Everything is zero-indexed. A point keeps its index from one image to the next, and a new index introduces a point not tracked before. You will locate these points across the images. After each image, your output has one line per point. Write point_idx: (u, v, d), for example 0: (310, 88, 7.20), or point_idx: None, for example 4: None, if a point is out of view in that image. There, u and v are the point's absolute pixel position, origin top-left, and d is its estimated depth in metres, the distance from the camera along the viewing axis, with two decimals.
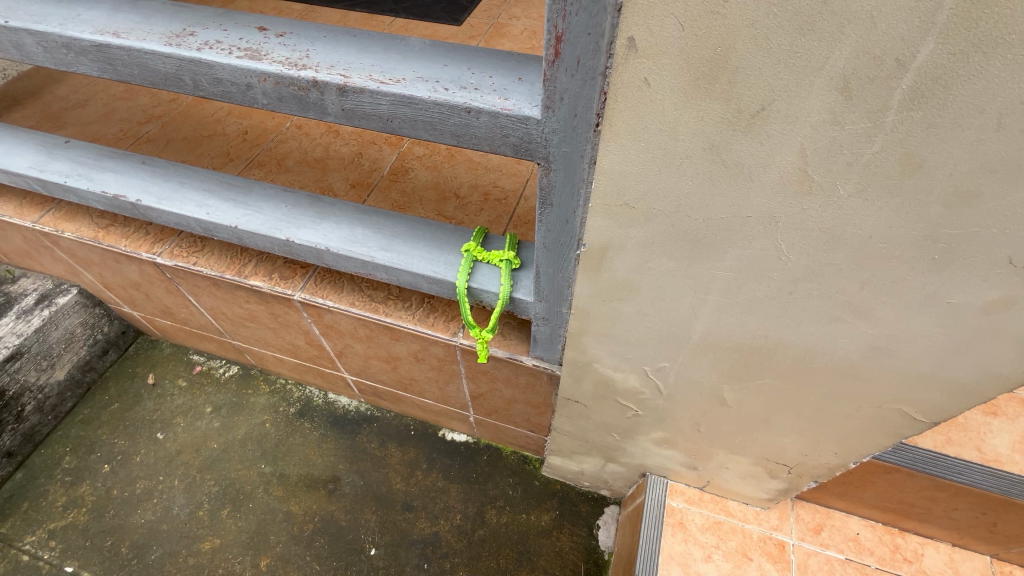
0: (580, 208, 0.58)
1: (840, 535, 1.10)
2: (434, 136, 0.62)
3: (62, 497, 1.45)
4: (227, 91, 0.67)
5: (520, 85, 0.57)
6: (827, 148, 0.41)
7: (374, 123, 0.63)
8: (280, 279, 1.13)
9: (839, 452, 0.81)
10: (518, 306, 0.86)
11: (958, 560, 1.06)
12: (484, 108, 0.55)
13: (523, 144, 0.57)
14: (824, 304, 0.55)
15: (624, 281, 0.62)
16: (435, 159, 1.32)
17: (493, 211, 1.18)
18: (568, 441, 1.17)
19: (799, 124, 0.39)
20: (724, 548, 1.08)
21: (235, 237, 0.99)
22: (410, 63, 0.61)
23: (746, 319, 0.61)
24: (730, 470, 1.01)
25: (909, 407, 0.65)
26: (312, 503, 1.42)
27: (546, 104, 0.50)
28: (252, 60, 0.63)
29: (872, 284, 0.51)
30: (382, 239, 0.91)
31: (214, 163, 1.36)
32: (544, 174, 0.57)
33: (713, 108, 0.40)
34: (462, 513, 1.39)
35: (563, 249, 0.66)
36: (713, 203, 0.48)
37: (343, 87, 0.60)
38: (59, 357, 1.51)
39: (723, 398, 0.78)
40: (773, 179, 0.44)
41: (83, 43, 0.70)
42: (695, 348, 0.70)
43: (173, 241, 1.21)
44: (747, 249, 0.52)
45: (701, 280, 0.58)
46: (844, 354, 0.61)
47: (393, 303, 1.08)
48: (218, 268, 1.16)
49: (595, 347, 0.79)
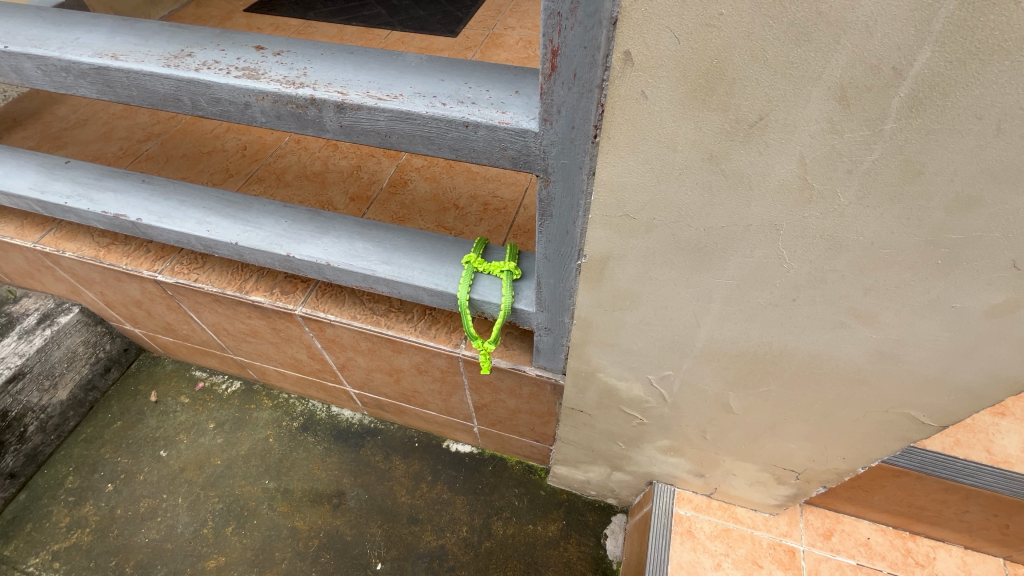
0: (581, 219, 0.58)
1: (851, 540, 1.08)
2: (433, 150, 0.62)
3: (66, 517, 1.44)
4: (226, 110, 0.67)
5: (518, 98, 0.57)
6: (826, 157, 0.40)
7: (373, 139, 0.63)
8: (281, 293, 1.13)
9: (847, 458, 0.81)
10: (520, 316, 0.86)
11: (971, 562, 1.05)
12: (482, 122, 0.56)
13: (521, 157, 0.57)
14: (828, 311, 0.55)
15: (627, 291, 0.62)
16: (433, 170, 1.33)
17: (492, 221, 1.19)
18: (573, 450, 1.16)
19: (798, 133, 0.39)
20: (733, 556, 1.07)
21: (236, 253, 0.99)
22: (407, 79, 0.62)
23: (749, 327, 0.61)
24: (738, 478, 1.00)
25: (917, 411, 0.65)
26: (316, 518, 1.41)
27: (544, 117, 0.50)
28: (249, 79, 0.63)
29: (876, 289, 0.50)
30: (384, 252, 0.91)
31: (214, 179, 1.37)
32: (543, 186, 0.57)
33: (711, 119, 0.40)
34: (468, 525, 1.38)
35: (564, 260, 0.66)
36: (714, 212, 0.48)
37: (341, 104, 0.60)
38: (61, 377, 1.51)
39: (729, 405, 0.78)
40: (774, 187, 0.44)
41: (82, 66, 0.70)
42: (699, 356, 0.69)
43: (174, 258, 1.21)
44: (748, 257, 0.52)
45: (703, 289, 0.58)
46: (850, 360, 0.61)
47: (395, 316, 1.08)
48: (219, 284, 1.16)
49: (600, 357, 0.78)
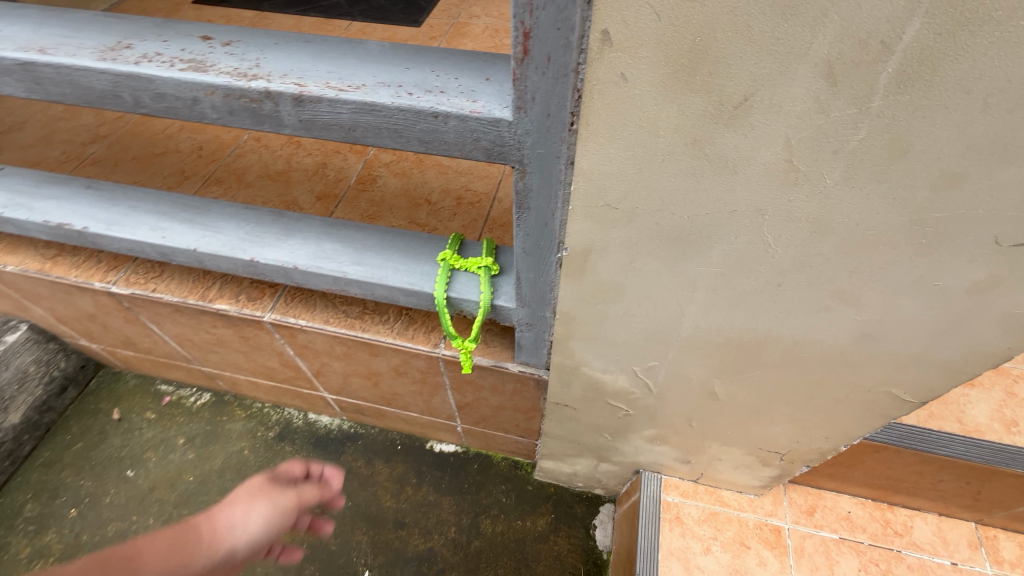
0: (559, 210, 0.56)
1: (833, 515, 1.11)
2: (401, 144, 0.58)
3: (26, 548, 1.36)
4: (172, 106, 0.62)
5: (488, 85, 0.54)
6: (813, 138, 0.39)
7: (336, 133, 0.59)
8: (248, 300, 1.07)
9: (831, 438, 0.81)
10: (500, 313, 0.83)
11: (946, 528, 1.08)
12: (452, 112, 0.53)
13: (495, 147, 0.54)
14: (812, 294, 0.54)
15: (609, 283, 0.60)
16: (403, 165, 1.28)
17: (467, 215, 1.16)
18: (559, 444, 1.15)
19: (783, 113, 0.38)
20: (721, 539, 1.08)
21: (196, 260, 0.93)
22: (369, 68, 0.58)
23: (734, 314, 0.60)
24: (723, 462, 1.01)
25: (898, 389, 0.65)
26: (298, 529, 1.36)
27: (517, 105, 0.47)
28: (196, 72, 0.59)
29: (860, 271, 0.50)
30: (354, 253, 0.87)
31: (169, 182, 1.29)
32: (519, 178, 0.55)
33: (694, 101, 0.39)
34: (456, 525, 1.36)
35: (543, 253, 0.63)
36: (698, 198, 0.46)
37: (299, 97, 0.56)
38: (12, 399, 1.41)
39: (714, 392, 0.77)
40: (759, 171, 0.43)
41: (6, 61, 0.64)
42: (684, 345, 0.68)
43: (129, 268, 1.14)
44: (733, 244, 0.50)
45: (688, 278, 0.56)
46: (833, 342, 0.60)
47: (370, 318, 1.04)
48: (180, 294, 1.09)
49: (583, 351, 0.76)
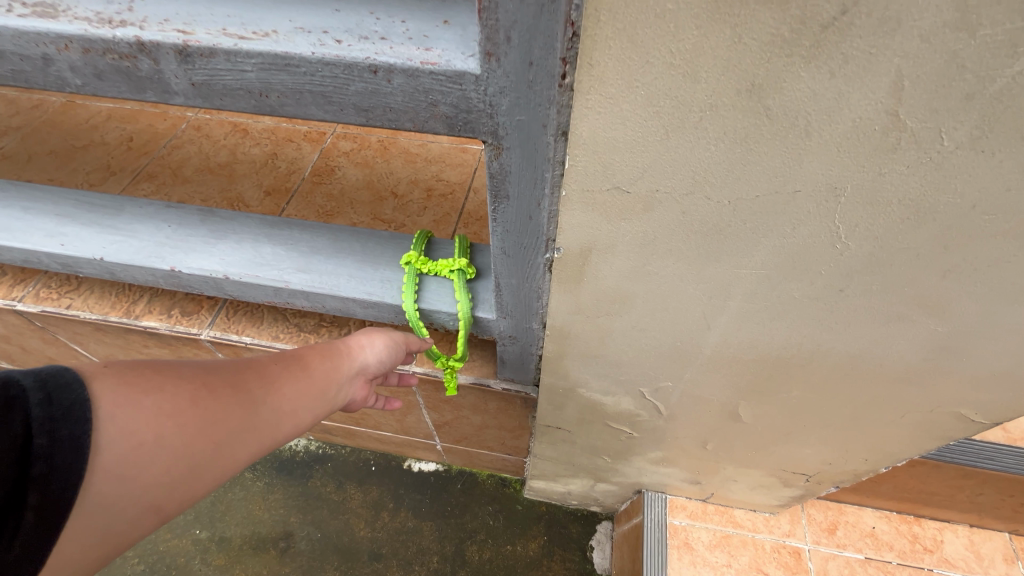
0: (548, 200, 0.40)
1: (856, 532, 1.00)
2: (333, 113, 0.43)
3: None
4: (21, 69, 0.46)
5: (446, 29, 0.39)
6: (939, 73, 0.25)
7: (244, 101, 0.44)
8: (182, 315, 0.91)
9: (871, 459, 0.69)
10: (478, 325, 0.69)
11: (978, 542, 0.98)
12: (396, 64, 0.38)
13: (459, 113, 0.39)
14: (885, 302, 0.41)
15: (615, 291, 0.46)
16: (365, 154, 1.12)
17: (439, 209, 1.00)
18: (551, 466, 1.01)
19: (901, 34, 0.24)
20: (736, 566, 0.96)
21: (106, 271, 0.77)
22: (279, 7, 0.41)
23: (775, 327, 0.47)
24: (739, 483, 0.88)
25: (969, 410, 0.53)
26: (261, 567, 1.21)
27: (486, 48, 0.31)
28: (40, 17, 0.42)
29: (959, 272, 0.37)
30: (300, 257, 0.71)
31: (90, 179, 1.11)
32: (493, 157, 0.38)
33: (761, 17, 0.25)
34: (439, 554, 1.22)
35: (527, 256, 0.47)
36: (748, 175, 0.33)
37: (184, 49, 0.40)
38: None
39: (738, 414, 0.64)
40: (844, 131, 0.29)
41: None
42: (706, 364, 0.55)
43: (39, 281, 0.96)
44: (788, 238, 0.37)
45: (719, 284, 0.43)
46: (899, 358, 0.48)
47: (327, 332, 0.88)
48: (99, 310, 0.92)
49: (580, 370, 0.63)
